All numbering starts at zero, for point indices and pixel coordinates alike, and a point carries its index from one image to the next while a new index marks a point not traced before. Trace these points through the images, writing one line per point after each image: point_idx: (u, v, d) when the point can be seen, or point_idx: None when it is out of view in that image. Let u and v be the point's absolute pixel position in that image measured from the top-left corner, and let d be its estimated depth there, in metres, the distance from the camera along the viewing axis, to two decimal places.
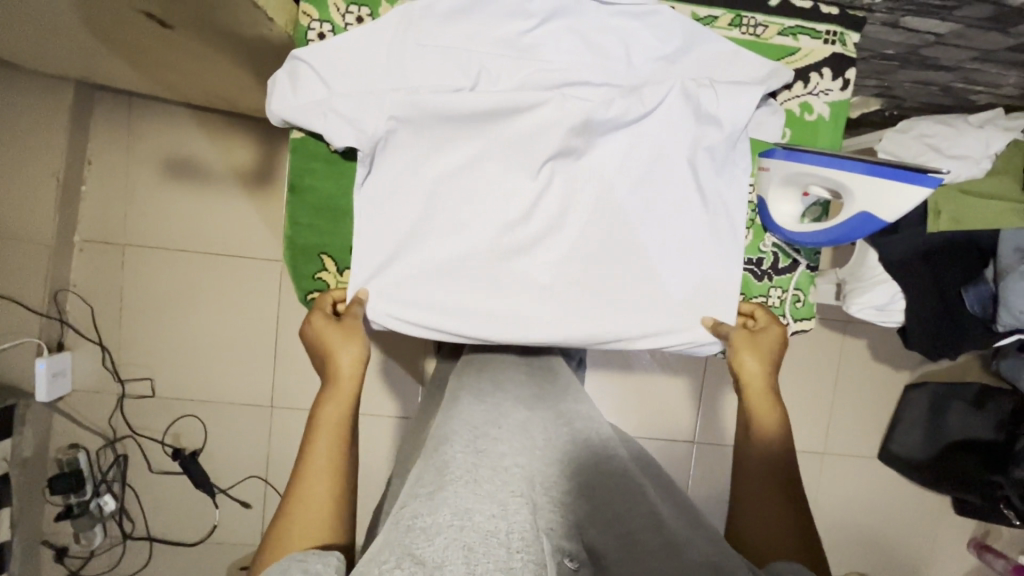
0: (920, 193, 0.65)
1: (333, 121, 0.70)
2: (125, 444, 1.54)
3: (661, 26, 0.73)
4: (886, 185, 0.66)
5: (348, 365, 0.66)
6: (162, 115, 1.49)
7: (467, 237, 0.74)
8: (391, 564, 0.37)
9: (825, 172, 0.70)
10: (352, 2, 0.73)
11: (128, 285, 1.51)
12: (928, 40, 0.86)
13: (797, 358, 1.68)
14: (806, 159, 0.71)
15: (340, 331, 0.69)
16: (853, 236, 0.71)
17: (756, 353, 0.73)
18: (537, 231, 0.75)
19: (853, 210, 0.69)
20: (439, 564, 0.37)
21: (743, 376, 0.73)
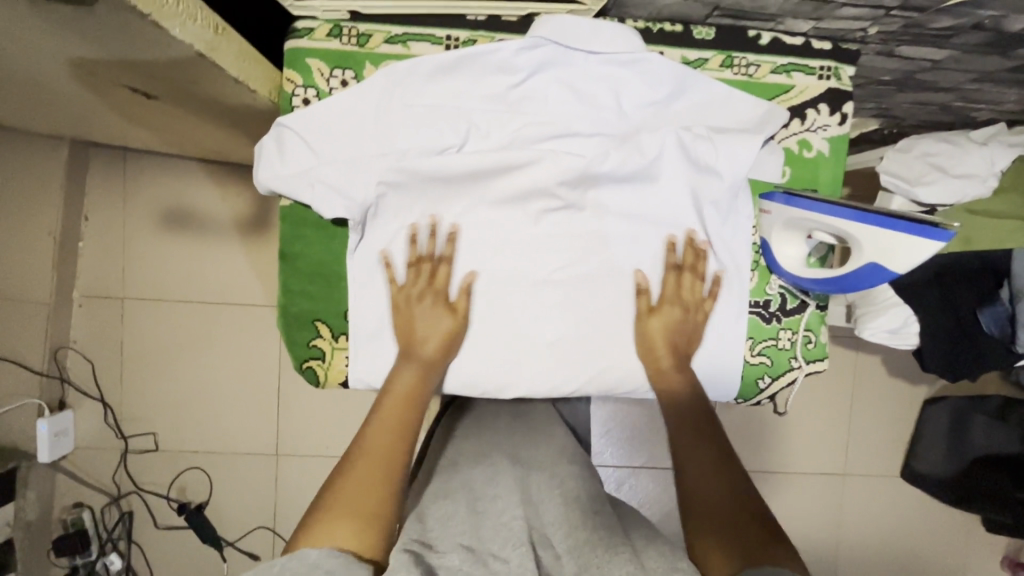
0: (929, 247, 0.62)
1: (320, 191, 0.69)
2: (130, 500, 1.52)
3: (653, 72, 0.71)
4: (894, 236, 0.64)
5: (434, 350, 0.70)
6: (155, 167, 1.48)
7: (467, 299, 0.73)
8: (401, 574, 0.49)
9: (828, 222, 0.68)
10: (335, 66, 0.71)
11: (128, 338, 1.50)
12: (925, 65, 0.84)
13: (809, 377, 1.64)
14: (811, 210, 0.69)
15: (439, 321, 0.71)
16: (863, 284, 0.68)
17: (652, 330, 0.72)
18: (535, 294, 0.74)
19: (860, 261, 0.66)
20: None
21: (648, 341, 0.72)
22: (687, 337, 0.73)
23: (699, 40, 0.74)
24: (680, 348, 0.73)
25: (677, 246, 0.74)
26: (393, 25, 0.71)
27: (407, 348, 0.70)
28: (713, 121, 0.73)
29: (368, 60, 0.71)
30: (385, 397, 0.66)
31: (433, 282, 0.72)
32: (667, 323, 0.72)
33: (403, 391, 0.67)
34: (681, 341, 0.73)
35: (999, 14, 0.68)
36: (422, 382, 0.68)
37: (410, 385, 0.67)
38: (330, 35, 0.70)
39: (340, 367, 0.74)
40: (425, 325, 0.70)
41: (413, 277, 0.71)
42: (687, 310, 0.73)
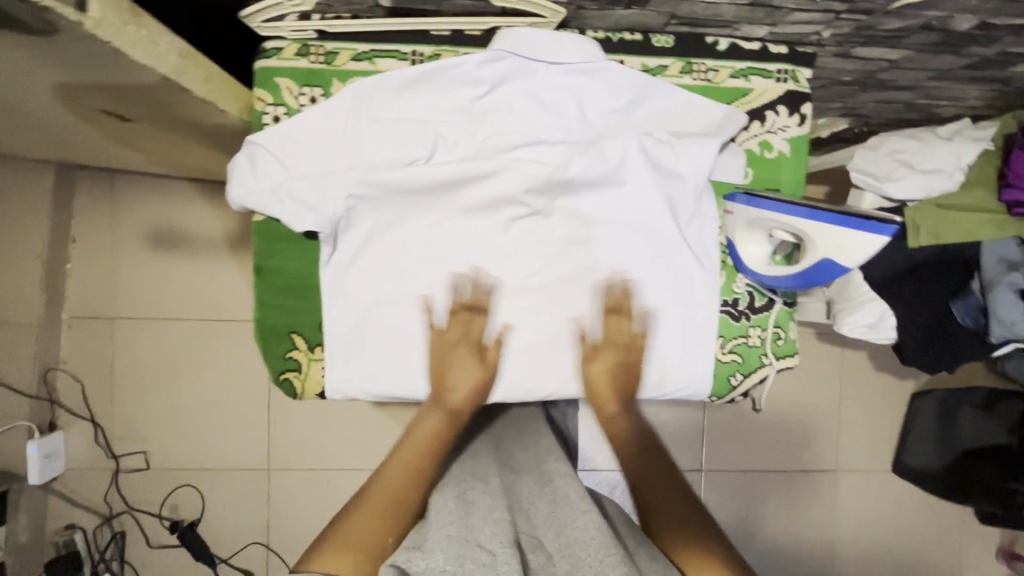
0: (873, 241, 0.71)
1: (290, 206, 0.70)
2: (123, 520, 1.51)
3: (612, 80, 0.73)
4: (847, 233, 0.72)
5: (463, 398, 0.70)
6: (141, 187, 1.50)
7: (440, 308, 0.75)
8: None
9: (788, 221, 0.72)
10: (304, 84, 0.73)
11: (118, 357, 1.51)
12: (883, 65, 0.86)
13: (796, 375, 1.65)
14: (773, 210, 0.73)
15: (471, 369, 0.72)
16: (821, 281, 0.73)
17: (596, 372, 0.73)
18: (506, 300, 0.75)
19: (818, 257, 0.72)
20: None
21: (591, 382, 0.74)
22: (632, 373, 0.74)
23: (658, 48, 0.76)
24: (626, 385, 0.73)
25: (608, 289, 0.75)
26: (359, 43, 0.73)
27: (435, 394, 0.70)
28: (675, 126, 0.75)
29: (335, 77, 0.73)
30: (409, 437, 0.66)
31: (469, 332, 0.74)
32: (610, 363, 0.73)
33: (428, 435, 0.66)
34: (625, 379, 0.73)
35: (944, 15, 0.70)
36: (448, 429, 0.67)
37: (436, 430, 0.67)
38: (298, 54, 0.72)
39: (318, 378, 0.75)
40: (457, 372, 0.71)
41: (451, 324, 0.74)
42: (629, 348, 0.74)
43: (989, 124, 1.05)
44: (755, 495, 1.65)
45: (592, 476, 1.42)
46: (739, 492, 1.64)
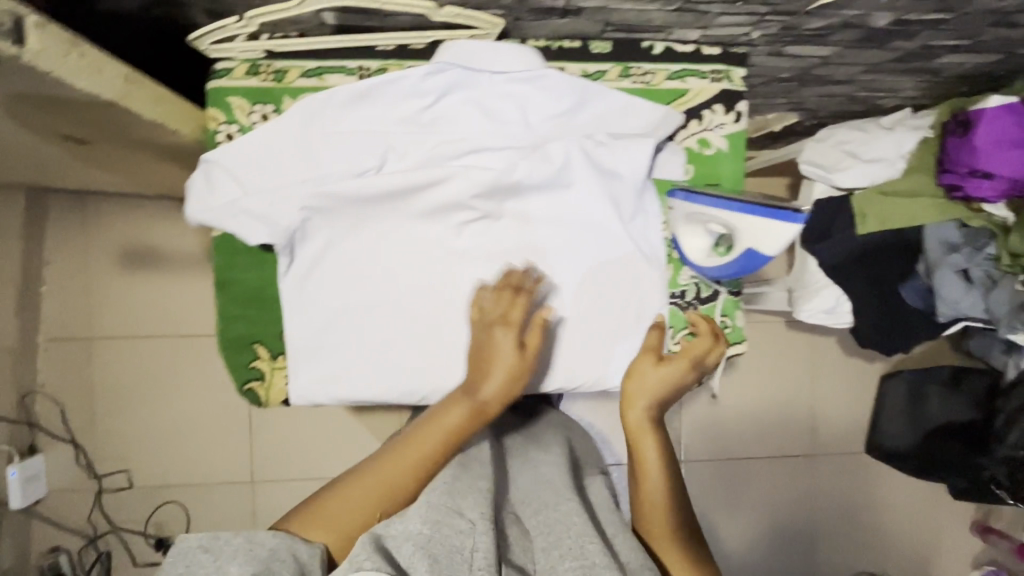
0: (791, 230, 0.70)
1: (244, 221, 0.72)
2: (108, 540, 1.51)
3: (553, 87, 0.76)
4: (767, 224, 0.72)
5: (495, 395, 0.68)
6: (115, 208, 1.51)
7: (399, 314, 0.77)
8: (362, 557, 0.48)
9: (709, 211, 0.76)
10: (255, 102, 0.75)
11: (97, 378, 1.51)
12: (816, 62, 0.90)
13: (769, 363, 1.69)
14: (695, 202, 0.77)
15: (509, 359, 0.69)
16: (749, 267, 0.75)
17: (646, 379, 0.73)
18: (463, 303, 0.78)
19: (741, 246, 0.74)
20: (406, 567, 0.49)
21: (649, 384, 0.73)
22: (671, 398, 0.74)
23: (597, 54, 0.79)
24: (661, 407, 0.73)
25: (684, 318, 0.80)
26: (308, 60, 0.76)
27: (468, 383, 0.68)
28: (616, 128, 0.79)
29: (286, 94, 0.75)
30: (430, 424, 0.66)
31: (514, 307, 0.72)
32: (659, 377, 0.73)
33: (451, 427, 0.66)
34: (665, 402, 0.73)
35: (861, 13, 0.74)
36: (470, 421, 0.66)
37: (458, 421, 0.66)
38: (249, 74, 0.75)
39: (281, 385, 0.77)
40: (496, 359, 0.69)
41: (495, 299, 0.73)
42: (677, 369, 0.74)
43: (928, 112, 1.10)
44: (734, 482, 1.68)
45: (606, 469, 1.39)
46: (720, 480, 1.67)
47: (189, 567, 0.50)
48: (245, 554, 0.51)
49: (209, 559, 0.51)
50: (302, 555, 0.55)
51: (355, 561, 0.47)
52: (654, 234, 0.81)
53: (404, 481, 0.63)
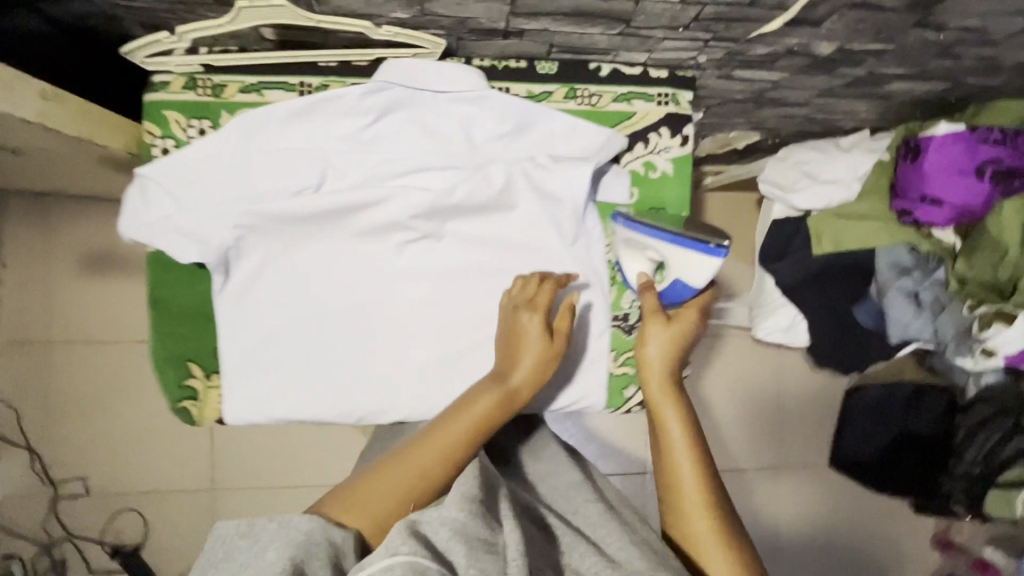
0: (713, 264, 0.73)
1: (175, 239, 0.71)
2: (63, 548, 1.48)
3: (495, 108, 0.76)
4: (693, 255, 0.74)
5: (524, 380, 0.69)
6: (74, 210, 1.47)
7: (337, 334, 0.76)
8: (398, 540, 0.48)
9: (646, 240, 0.76)
10: (192, 116, 0.74)
11: (53, 383, 1.48)
12: (768, 85, 0.91)
13: (735, 376, 1.70)
14: (632, 230, 0.77)
15: (539, 343, 0.70)
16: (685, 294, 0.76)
17: (657, 341, 0.73)
18: (402, 324, 0.77)
19: (671, 277, 0.76)
20: (443, 552, 0.49)
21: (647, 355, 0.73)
22: (684, 355, 0.74)
23: (543, 75, 0.79)
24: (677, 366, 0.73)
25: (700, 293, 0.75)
26: (247, 75, 0.74)
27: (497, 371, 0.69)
28: (560, 151, 0.79)
29: (224, 109, 0.74)
30: (463, 405, 0.65)
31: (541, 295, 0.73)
32: (672, 336, 0.73)
33: (483, 409, 0.65)
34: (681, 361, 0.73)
35: (804, 41, 0.74)
36: (502, 405, 0.67)
37: (491, 404, 0.66)
38: (186, 87, 0.74)
39: (215, 404, 0.76)
40: (527, 347, 0.70)
41: (525, 287, 0.74)
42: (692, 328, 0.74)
43: (884, 135, 1.10)
44: None
45: (619, 479, 1.42)
46: None
47: (233, 552, 0.51)
48: (281, 538, 0.50)
49: (249, 544, 0.51)
50: (335, 538, 0.52)
51: (392, 546, 0.48)
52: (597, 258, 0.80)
53: (433, 463, 0.61)
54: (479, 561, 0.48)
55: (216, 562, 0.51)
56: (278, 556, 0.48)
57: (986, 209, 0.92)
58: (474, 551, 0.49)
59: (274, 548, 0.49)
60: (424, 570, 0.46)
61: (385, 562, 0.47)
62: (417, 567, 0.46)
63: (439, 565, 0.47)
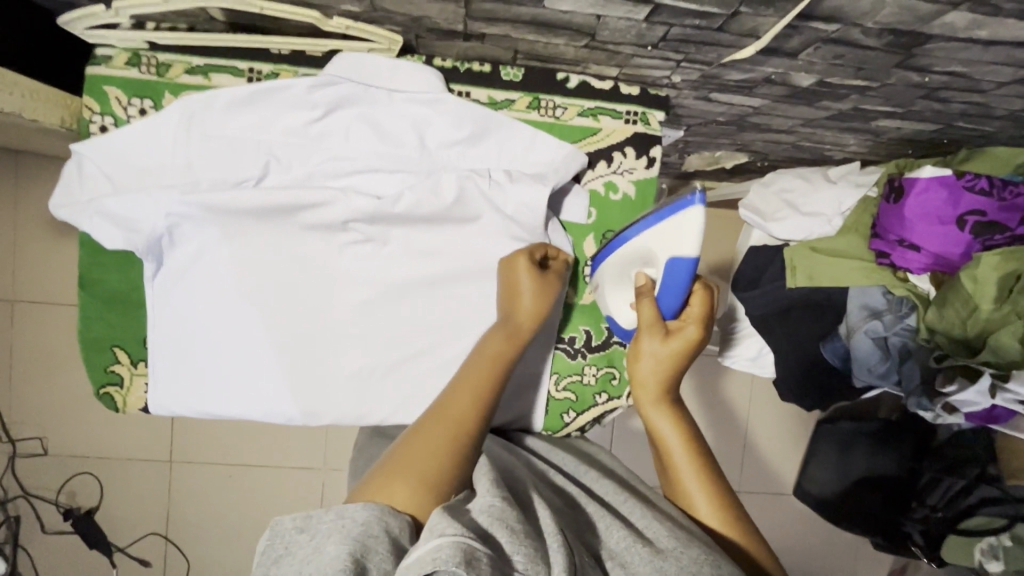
0: (695, 214, 0.63)
1: (103, 221, 0.69)
2: (18, 505, 1.49)
3: (451, 113, 0.72)
4: (668, 224, 0.65)
5: (529, 310, 0.67)
6: (49, 171, 1.43)
7: (266, 334, 0.74)
8: (443, 522, 0.43)
9: (630, 245, 0.70)
10: (133, 95, 0.71)
11: (18, 343, 1.46)
12: (749, 110, 0.86)
13: (708, 396, 1.67)
14: (620, 244, 0.72)
15: (533, 284, 0.68)
16: (685, 278, 0.65)
17: (645, 357, 0.67)
18: (336, 329, 0.75)
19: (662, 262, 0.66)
20: (487, 535, 0.44)
21: (641, 361, 0.68)
22: (684, 356, 0.67)
23: (506, 81, 0.75)
24: (675, 372, 0.67)
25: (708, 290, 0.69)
26: (194, 56, 0.71)
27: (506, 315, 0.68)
28: (517, 163, 0.75)
29: (168, 89, 0.71)
30: (473, 360, 0.64)
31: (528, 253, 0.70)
32: (664, 345, 0.66)
33: (495, 352, 0.64)
34: (679, 367, 0.67)
35: (781, 71, 0.70)
36: (510, 343, 0.66)
37: (499, 345, 0.65)
38: (129, 64, 0.71)
39: (140, 392, 0.75)
40: (522, 293, 0.68)
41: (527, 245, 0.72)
42: (687, 324, 0.67)
43: (874, 170, 1.05)
44: None
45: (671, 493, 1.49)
46: None
47: (289, 550, 0.44)
48: (337, 532, 0.44)
49: (306, 542, 0.44)
50: (393, 525, 0.46)
51: (438, 527, 0.42)
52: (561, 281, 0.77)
53: (455, 418, 0.58)
54: (522, 544, 0.44)
55: (273, 563, 0.43)
56: (337, 551, 0.41)
57: (964, 260, 0.89)
58: (517, 532, 0.45)
59: (332, 543, 0.42)
60: (474, 552, 0.40)
61: (434, 544, 0.41)
62: (469, 550, 0.40)
63: (487, 549, 0.42)
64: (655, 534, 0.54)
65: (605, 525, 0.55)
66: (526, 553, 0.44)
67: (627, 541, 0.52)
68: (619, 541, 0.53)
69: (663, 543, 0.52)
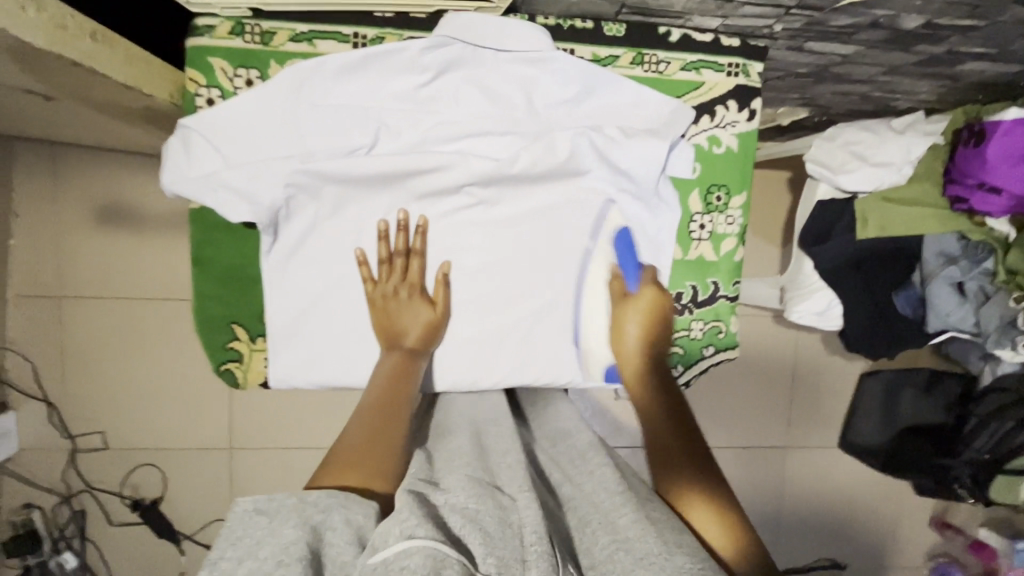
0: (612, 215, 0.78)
1: (224, 196, 0.68)
2: (82, 499, 1.43)
3: (560, 71, 0.71)
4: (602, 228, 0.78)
5: (416, 328, 0.72)
6: (93, 160, 1.33)
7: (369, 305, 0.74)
8: (412, 522, 0.41)
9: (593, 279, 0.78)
10: (239, 65, 0.70)
11: (69, 336, 1.37)
12: (835, 60, 0.86)
13: (770, 359, 1.63)
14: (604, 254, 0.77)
15: (420, 308, 0.72)
16: (637, 261, 0.77)
17: (629, 325, 0.73)
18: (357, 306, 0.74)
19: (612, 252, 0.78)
20: (457, 536, 0.43)
21: (621, 328, 0.73)
22: (662, 327, 0.73)
23: (611, 37, 0.74)
24: (656, 342, 0.72)
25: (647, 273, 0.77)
26: (298, 23, 0.69)
27: (387, 341, 0.71)
28: (624, 120, 0.75)
29: (273, 59, 0.70)
30: (373, 378, 0.67)
31: (407, 276, 0.73)
32: (643, 310, 0.73)
33: (390, 370, 0.67)
34: (658, 337, 0.72)
35: (891, 14, 0.70)
36: (406, 364, 0.69)
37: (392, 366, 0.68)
38: (232, 33, 0.69)
39: (260, 366, 0.76)
40: (405, 317, 0.72)
41: (387, 272, 0.72)
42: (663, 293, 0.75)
43: (940, 118, 1.05)
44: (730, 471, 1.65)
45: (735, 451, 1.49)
46: (733, 467, 1.65)
47: (244, 532, 0.41)
48: (298, 515, 0.43)
49: (263, 523, 0.42)
50: (357, 517, 0.45)
51: (406, 529, 0.40)
52: (666, 238, 0.79)
53: (382, 420, 0.59)
54: (496, 547, 0.42)
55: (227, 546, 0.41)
56: (296, 535, 0.40)
57: None
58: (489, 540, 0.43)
59: (291, 525, 0.41)
60: (443, 560, 0.38)
61: (401, 547, 0.39)
62: (438, 556, 0.38)
63: (459, 557, 0.39)
64: (627, 523, 0.46)
65: (585, 525, 0.50)
66: (499, 556, 0.41)
67: (610, 546, 0.45)
68: (602, 549, 0.46)
69: (630, 534, 0.45)
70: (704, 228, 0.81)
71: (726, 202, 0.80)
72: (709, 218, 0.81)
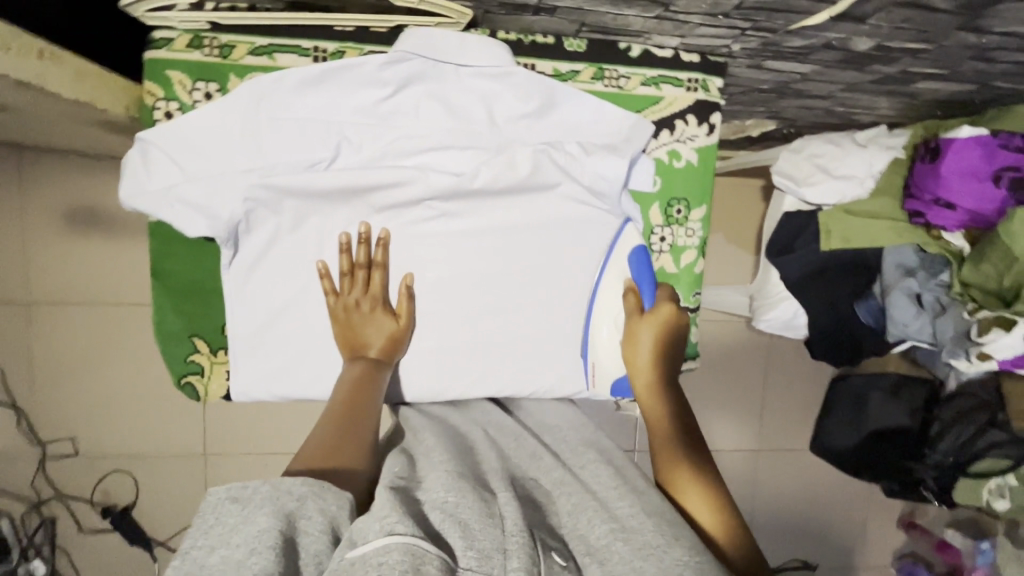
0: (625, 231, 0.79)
1: (181, 211, 0.68)
2: (52, 506, 1.41)
3: (520, 86, 0.72)
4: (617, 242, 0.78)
5: (380, 339, 0.72)
6: (62, 165, 1.32)
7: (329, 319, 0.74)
8: (392, 518, 0.41)
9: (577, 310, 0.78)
10: (198, 78, 0.70)
11: (38, 342, 1.36)
12: (795, 77, 0.88)
13: (744, 364, 1.66)
14: (606, 268, 0.78)
15: (385, 320, 0.73)
16: (653, 280, 0.77)
17: (642, 337, 0.72)
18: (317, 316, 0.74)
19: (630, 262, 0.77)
20: (436, 534, 0.43)
21: (634, 339, 0.73)
22: (674, 346, 0.73)
23: (570, 53, 0.75)
24: (667, 356, 0.72)
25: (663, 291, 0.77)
26: (257, 36, 0.69)
27: (350, 354, 0.71)
28: (586, 134, 0.76)
29: (232, 72, 0.70)
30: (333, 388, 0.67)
31: (368, 289, 0.73)
32: (657, 325, 0.73)
33: (351, 381, 0.67)
34: (670, 352, 0.72)
35: (843, 36, 0.71)
36: (368, 374, 0.69)
37: (355, 376, 0.68)
38: (190, 46, 0.69)
39: (221, 380, 0.77)
40: (367, 329, 0.72)
41: (349, 285, 0.73)
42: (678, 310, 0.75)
43: (901, 132, 1.08)
44: None
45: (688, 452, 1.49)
46: None
47: (219, 520, 0.41)
48: (272, 502, 0.42)
49: (237, 512, 0.42)
50: (331, 507, 0.45)
51: (387, 525, 0.41)
52: (630, 248, 0.78)
53: (347, 415, 0.61)
54: (476, 539, 0.44)
55: (201, 532, 0.41)
56: (269, 524, 0.40)
57: (998, 215, 0.92)
58: (472, 530, 0.44)
59: (264, 513, 0.41)
60: (422, 556, 0.39)
61: (381, 543, 0.39)
62: (416, 552, 0.39)
63: (438, 553, 0.40)
64: (628, 513, 0.49)
65: (579, 510, 0.51)
66: (479, 549, 0.43)
67: (608, 535, 0.47)
68: (600, 535, 0.47)
69: (631, 523, 0.48)
70: (664, 241, 0.82)
71: (686, 214, 0.82)
72: (669, 230, 0.82)
